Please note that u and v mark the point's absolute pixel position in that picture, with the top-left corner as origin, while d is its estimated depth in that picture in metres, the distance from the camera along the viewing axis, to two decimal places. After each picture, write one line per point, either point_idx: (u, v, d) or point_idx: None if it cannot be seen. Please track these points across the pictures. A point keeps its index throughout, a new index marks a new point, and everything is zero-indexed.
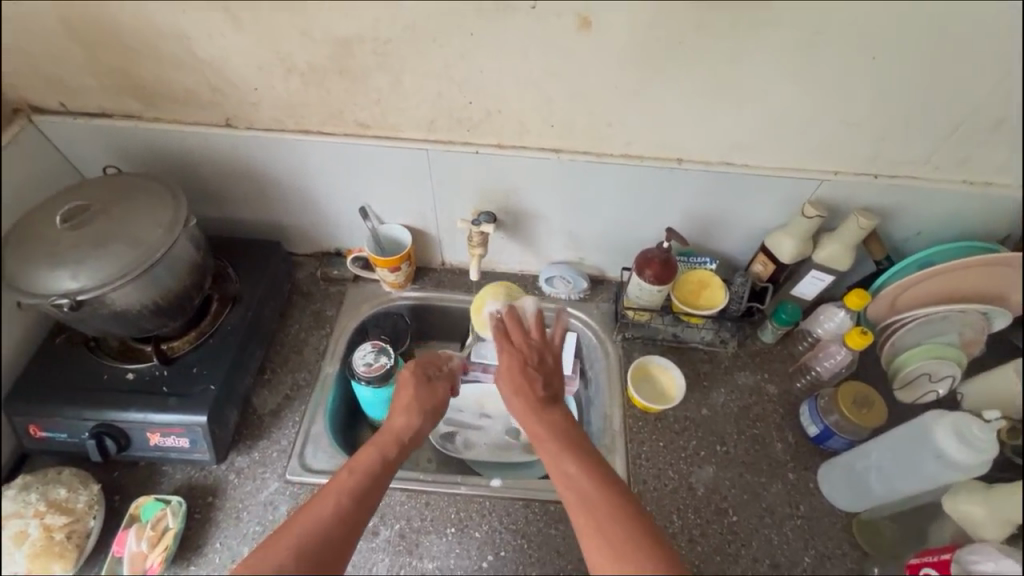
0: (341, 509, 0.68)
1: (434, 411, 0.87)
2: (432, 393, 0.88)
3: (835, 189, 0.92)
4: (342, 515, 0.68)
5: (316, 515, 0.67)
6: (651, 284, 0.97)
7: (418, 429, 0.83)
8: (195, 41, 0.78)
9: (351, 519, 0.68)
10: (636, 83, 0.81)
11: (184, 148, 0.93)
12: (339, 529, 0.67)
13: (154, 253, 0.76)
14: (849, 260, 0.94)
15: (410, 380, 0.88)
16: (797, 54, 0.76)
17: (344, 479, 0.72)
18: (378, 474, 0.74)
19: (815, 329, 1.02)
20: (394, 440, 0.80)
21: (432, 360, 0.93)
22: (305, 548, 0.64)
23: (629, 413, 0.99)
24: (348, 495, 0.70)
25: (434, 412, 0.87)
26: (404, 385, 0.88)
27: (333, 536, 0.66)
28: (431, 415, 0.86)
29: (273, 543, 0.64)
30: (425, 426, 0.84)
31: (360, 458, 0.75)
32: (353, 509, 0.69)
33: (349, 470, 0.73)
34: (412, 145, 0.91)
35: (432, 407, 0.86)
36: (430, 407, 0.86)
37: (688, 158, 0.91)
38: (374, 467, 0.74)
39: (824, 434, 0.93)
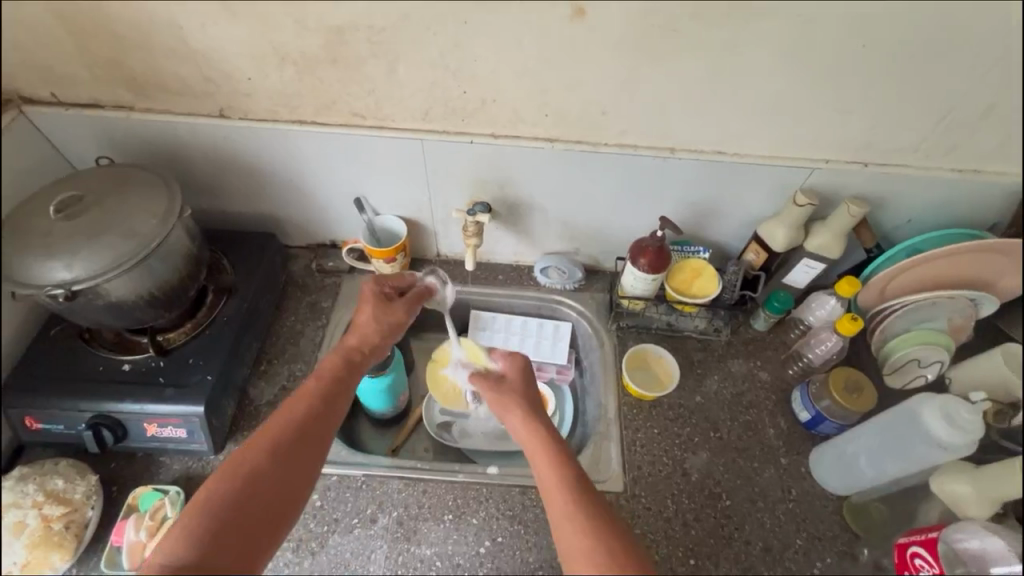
0: (287, 436, 0.69)
1: (394, 329, 0.88)
2: (390, 312, 0.88)
3: (827, 178, 0.93)
4: (309, 418, 0.72)
5: (284, 422, 0.71)
6: (645, 273, 0.98)
7: (380, 344, 0.86)
8: (187, 30, 0.78)
9: (316, 425, 0.72)
10: (630, 71, 0.81)
11: (177, 139, 0.93)
12: (308, 432, 0.71)
13: (149, 243, 0.76)
14: (841, 248, 0.95)
15: (372, 298, 0.88)
16: (789, 43, 0.76)
17: (306, 392, 0.75)
18: (323, 406, 0.74)
19: (807, 316, 1.04)
20: (357, 349, 0.83)
21: (391, 282, 0.94)
22: (278, 450, 0.68)
23: (624, 401, 1.00)
24: (314, 400, 0.74)
25: (395, 332, 0.88)
26: (364, 303, 0.89)
27: (304, 437, 0.70)
28: (389, 332, 0.87)
29: (245, 451, 0.68)
30: (383, 342, 0.87)
31: (321, 372, 0.79)
32: (320, 414, 0.73)
33: (315, 380, 0.77)
34: (407, 135, 0.91)
35: (392, 326, 0.88)
36: (387, 325, 0.87)
37: (682, 147, 0.91)
38: (335, 376, 0.79)
39: (816, 420, 0.94)
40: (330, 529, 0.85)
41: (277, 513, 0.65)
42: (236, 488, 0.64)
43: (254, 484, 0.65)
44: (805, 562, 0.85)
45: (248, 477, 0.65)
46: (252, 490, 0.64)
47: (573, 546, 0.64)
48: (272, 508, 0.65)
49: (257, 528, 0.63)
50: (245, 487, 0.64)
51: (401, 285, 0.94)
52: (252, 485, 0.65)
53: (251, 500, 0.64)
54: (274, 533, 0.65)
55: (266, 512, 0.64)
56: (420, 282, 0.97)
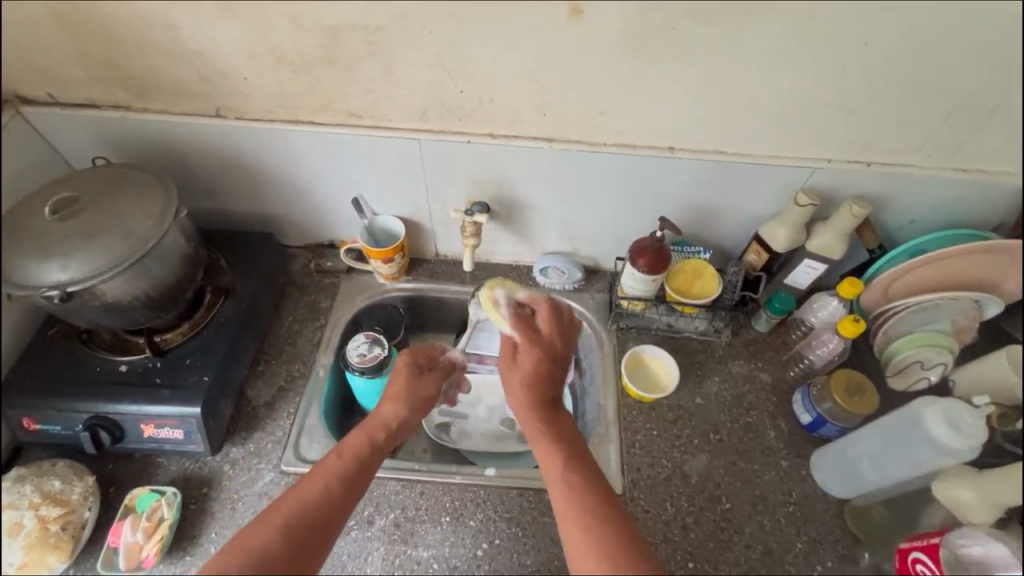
0: (309, 507, 0.68)
1: (424, 406, 0.87)
2: (420, 385, 0.88)
3: (830, 178, 0.91)
4: (330, 495, 0.70)
5: (301, 496, 0.68)
6: (644, 274, 0.96)
7: (409, 420, 0.84)
8: (183, 30, 0.77)
9: (334, 505, 0.69)
10: (629, 70, 0.79)
11: (174, 140, 0.92)
12: (324, 513, 0.68)
13: (145, 244, 0.76)
14: (842, 248, 0.93)
15: (405, 371, 0.88)
16: (794, 39, 0.75)
17: (326, 467, 0.72)
18: (352, 482, 0.72)
19: (808, 317, 1.02)
20: (385, 427, 0.81)
21: (424, 352, 0.93)
22: (291, 526, 0.66)
23: (623, 402, 1.00)
24: (337, 477, 0.72)
25: (425, 406, 0.87)
26: (395, 376, 0.88)
27: (322, 515, 0.68)
28: (421, 407, 0.86)
29: (257, 525, 0.65)
30: (413, 418, 0.85)
31: (345, 445, 0.76)
32: (340, 494, 0.71)
33: (337, 455, 0.74)
34: (404, 135, 0.89)
35: (420, 404, 0.86)
36: (420, 401, 0.86)
37: (683, 147, 0.90)
38: (363, 452, 0.76)
39: (817, 422, 0.93)
40: None
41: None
42: (244, 564, 0.61)
43: (262, 561, 0.62)
44: (805, 565, 0.85)
45: (258, 551, 0.63)
46: (260, 565, 0.62)
47: (579, 542, 0.65)
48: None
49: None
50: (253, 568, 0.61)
51: (433, 355, 0.94)
52: (260, 561, 0.62)
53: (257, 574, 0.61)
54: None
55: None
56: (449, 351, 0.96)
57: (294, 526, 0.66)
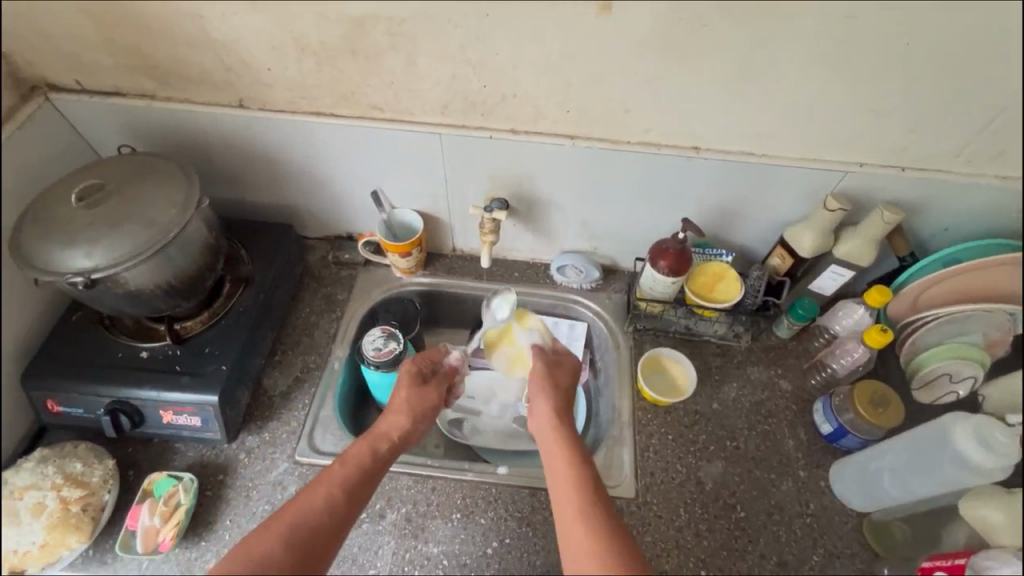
0: (311, 517, 0.68)
1: (428, 414, 0.86)
2: (423, 394, 0.87)
3: (861, 182, 0.88)
4: (332, 505, 0.70)
5: (304, 505, 0.69)
6: (665, 276, 0.95)
7: (411, 431, 0.83)
8: (207, 18, 0.76)
9: (337, 516, 0.70)
10: (657, 67, 0.77)
11: (197, 129, 0.93)
12: (327, 524, 0.68)
13: (167, 234, 0.76)
14: (871, 255, 0.90)
15: (407, 379, 0.88)
16: (831, 38, 0.72)
17: (330, 477, 0.73)
18: (353, 491, 0.73)
19: (833, 326, 1.00)
20: (386, 437, 0.80)
21: (428, 359, 0.93)
22: (293, 533, 0.66)
23: (639, 405, 0.99)
24: (339, 487, 0.72)
25: (429, 415, 0.87)
26: (398, 385, 0.88)
27: (323, 525, 0.68)
28: (425, 416, 0.86)
29: (261, 532, 0.66)
30: (415, 429, 0.84)
31: (348, 455, 0.76)
32: (343, 503, 0.71)
33: (340, 464, 0.75)
34: (425, 129, 0.89)
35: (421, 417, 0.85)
36: (421, 410, 0.85)
37: (708, 147, 0.88)
38: (364, 463, 0.76)
39: (838, 433, 0.91)
40: None
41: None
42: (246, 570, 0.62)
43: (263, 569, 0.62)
44: None
45: (262, 559, 0.63)
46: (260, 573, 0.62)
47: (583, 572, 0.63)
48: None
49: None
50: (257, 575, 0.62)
51: (436, 361, 0.93)
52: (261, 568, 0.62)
53: None
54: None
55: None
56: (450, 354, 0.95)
57: (298, 535, 0.66)
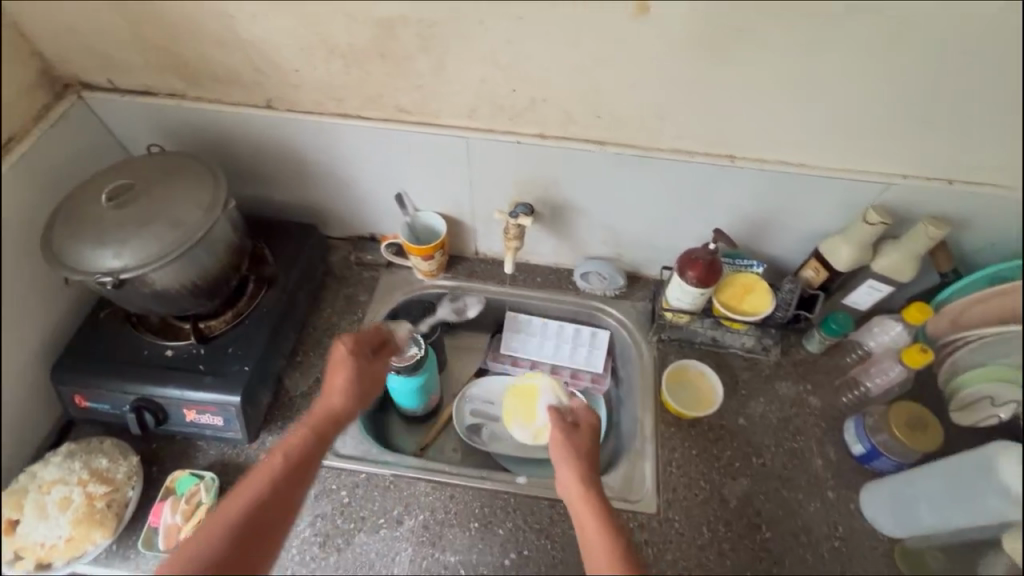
0: (239, 520, 0.67)
1: (371, 391, 0.84)
2: (365, 377, 0.83)
3: (904, 195, 0.85)
4: (264, 505, 0.69)
5: (233, 510, 0.68)
6: (693, 286, 0.92)
7: (348, 410, 0.82)
8: (238, 19, 0.76)
9: (268, 518, 0.69)
10: (693, 73, 0.75)
11: (225, 129, 0.93)
12: (255, 526, 0.68)
13: (193, 235, 0.76)
14: (913, 270, 0.86)
15: (346, 360, 0.82)
16: (879, 45, 0.69)
17: (249, 485, 0.71)
18: (286, 489, 0.72)
19: (867, 341, 0.97)
20: (323, 424, 0.79)
21: (372, 337, 0.87)
22: (221, 543, 0.66)
23: (662, 418, 0.97)
24: (268, 485, 0.71)
25: (371, 394, 0.84)
26: (337, 367, 0.82)
27: (252, 529, 0.68)
28: (365, 396, 0.83)
29: (190, 543, 0.66)
30: (354, 409, 0.82)
31: (269, 461, 0.73)
32: (275, 502, 0.70)
33: (272, 459, 0.73)
34: (452, 132, 0.87)
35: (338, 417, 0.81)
36: (359, 389, 0.82)
37: (743, 156, 0.85)
38: (298, 454, 0.74)
39: (871, 454, 0.88)
40: (356, 527, 0.85)
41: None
42: None
43: None
44: None
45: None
46: None
47: None
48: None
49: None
50: None
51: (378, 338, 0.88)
52: None
53: None
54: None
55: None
56: (393, 332, 0.92)
57: (224, 543, 0.66)
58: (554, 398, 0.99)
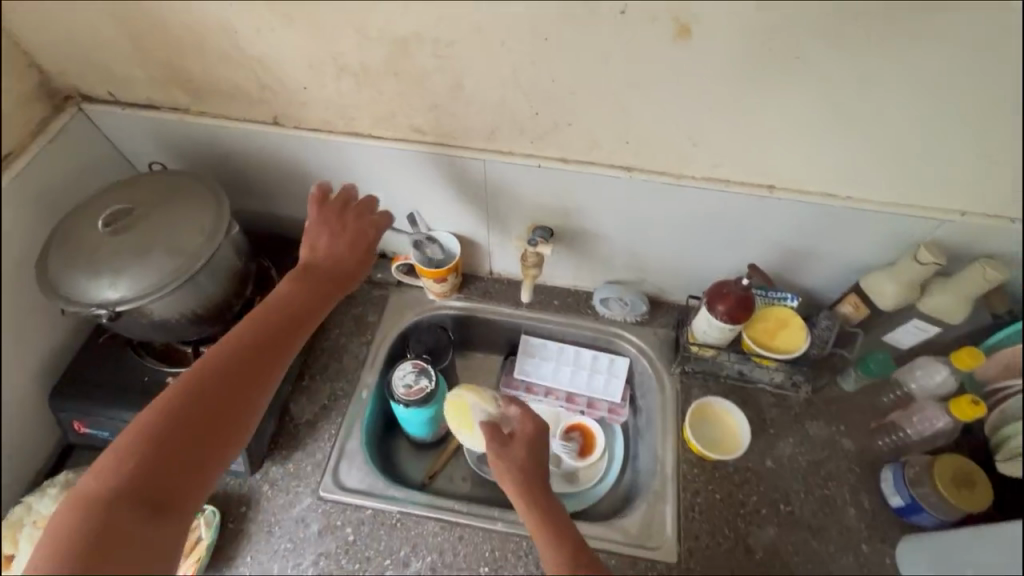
0: (216, 378, 0.64)
1: (353, 253, 0.82)
2: (339, 244, 0.81)
3: (961, 233, 0.77)
4: (231, 366, 0.66)
5: (195, 375, 0.64)
6: (722, 321, 0.86)
7: (332, 279, 0.80)
8: (242, 34, 0.71)
9: (236, 364, 0.66)
10: (734, 99, 0.68)
11: (231, 144, 0.88)
12: (226, 376, 0.65)
13: (192, 264, 0.72)
14: (965, 312, 0.79)
15: (319, 217, 0.82)
16: (948, 75, 0.61)
17: (208, 360, 0.66)
18: (262, 345, 0.70)
19: (908, 383, 0.88)
20: (295, 303, 0.75)
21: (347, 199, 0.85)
22: (193, 399, 0.62)
23: (684, 458, 0.91)
24: (242, 351, 0.68)
25: (353, 253, 0.82)
26: (316, 228, 0.82)
27: (220, 378, 0.65)
28: (350, 257, 0.82)
29: (154, 403, 0.61)
30: (339, 275, 0.80)
31: (226, 340, 0.69)
32: (246, 362, 0.67)
33: (237, 335, 0.70)
34: (469, 155, 0.82)
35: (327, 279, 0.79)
36: (338, 258, 0.81)
37: (783, 186, 0.78)
38: (272, 331, 0.71)
39: (911, 508, 0.82)
40: (361, 568, 0.82)
41: (196, 472, 0.59)
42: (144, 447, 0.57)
43: (160, 441, 0.58)
44: None
45: (166, 419, 0.60)
46: (162, 440, 0.58)
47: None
48: (186, 471, 0.58)
49: (168, 489, 0.57)
50: (156, 444, 0.58)
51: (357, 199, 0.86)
52: (164, 436, 0.58)
53: (173, 443, 0.59)
54: (188, 497, 0.58)
55: (184, 485, 0.58)
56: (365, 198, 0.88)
57: (187, 410, 0.61)
58: (485, 410, 0.88)
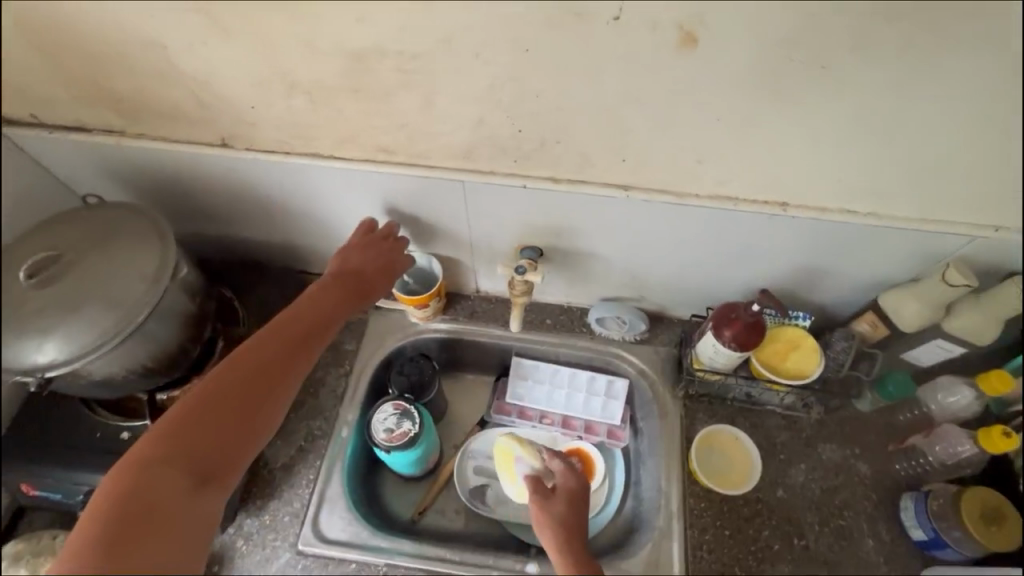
0: (248, 369, 0.66)
1: (383, 266, 0.79)
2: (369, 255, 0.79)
3: (995, 250, 0.70)
4: (266, 358, 0.68)
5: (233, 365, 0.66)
6: (729, 347, 0.79)
7: (361, 288, 0.78)
8: (172, 49, 0.61)
9: (270, 358, 0.68)
10: (745, 113, 0.59)
11: (178, 167, 0.78)
12: (258, 368, 0.67)
13: (135, 318, 0.63)
14: (993, 335, 0.72)
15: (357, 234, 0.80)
16: (992, 85, 0.53)
17: (246, 353, 0.68)
18: (292, 344, 0.71)
19: (929, 402, 0.82)
20: (325, 306, 0.76)
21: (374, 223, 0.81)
22: (229, 383, 0.65)
23: (690, 490, 0.85)
24: (275, 347, 0.69)
25: (385, 269, 0.80)
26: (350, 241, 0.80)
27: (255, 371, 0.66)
28: (380, 270, 0.79)
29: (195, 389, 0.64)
30: (367, 286, 0.79)
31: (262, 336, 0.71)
32: (278, 358, 0.69)
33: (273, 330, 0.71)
34: (445, 176, 0.72)
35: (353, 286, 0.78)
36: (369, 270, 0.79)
37: (798, 203, 0.70)
38: (302, 330, 0.73)
39: (934, 543, 0.77)
40: None
41: (232, 451, 0.62)
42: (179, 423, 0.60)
43: (194, 419, 0.61)
44: None
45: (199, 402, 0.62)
46: (194, 420, 0.61)
47: None
48: (223, 450, 0.61)
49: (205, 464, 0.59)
50: (190, 422, 0.60)
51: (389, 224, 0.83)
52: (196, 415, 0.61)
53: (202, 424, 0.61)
54: (219, 479, 0.60)
55: (222, 460, 0.61)
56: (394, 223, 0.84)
57: (226, 393, 0.64)
58: (530, 465, 0.85)
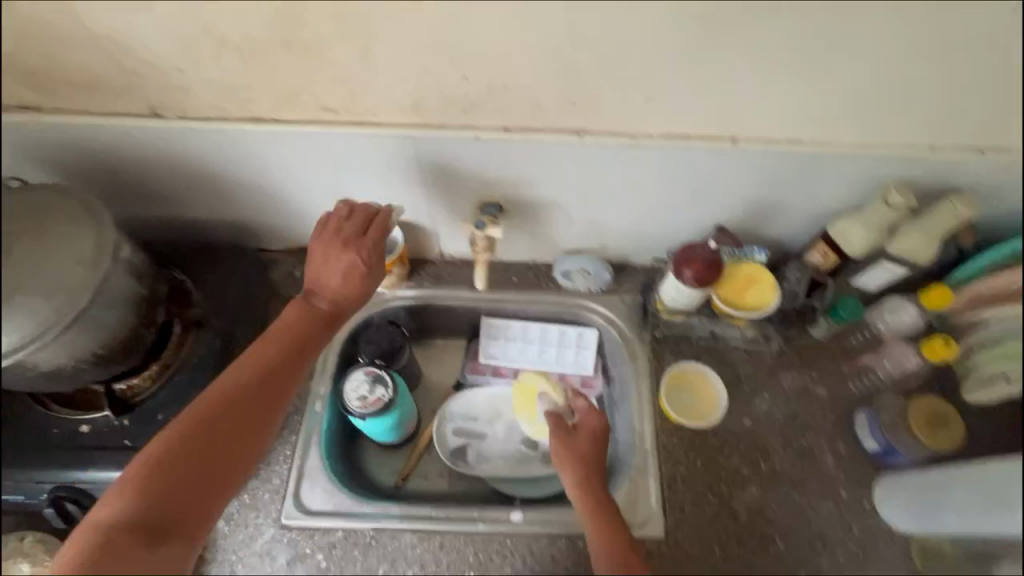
0: (232, 392, 0.67)
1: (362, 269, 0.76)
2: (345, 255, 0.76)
3: (931, 171, 0.73)
4: (250, 384, 0.68)
5: (221, 386, 0.67)
6: (691, 286, 0.82)
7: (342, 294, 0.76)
8: (84, 9, 0.57)
9: (253, 384, 0.68)
10: (685, 45, 0.60)
11: (108, 144, 0.73)
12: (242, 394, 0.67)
13: (79, 301, 0.59)
14: (932, 253, 0.75)
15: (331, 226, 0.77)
16: None
17: (234, 372, 0.69)
18: (276, 366, 0.70)
19: (877, 323, 0.87)
20: (310, 317, 0.75)
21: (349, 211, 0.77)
22: (213, 405, 0.65)
23: (662, 428, 0.88)
24: (261, 371, 0.69)
25: (360, 275, 0.76)
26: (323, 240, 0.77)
27: (236, 398, 0.67)
28: (361, 271, 0.76)
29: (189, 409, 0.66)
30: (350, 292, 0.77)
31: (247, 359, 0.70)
32: (261, 381, 0.69)
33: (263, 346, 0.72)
34: (395, 133, 0.70)
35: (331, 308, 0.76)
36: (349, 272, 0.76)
37: (747, 137, 0.71)
38: (285, 351, 0.72)
39: (886, 452, 0.82)
40: None
41: (218, 484, 0.64)
42: (168, 448, 0.62)
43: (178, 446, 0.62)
44: None
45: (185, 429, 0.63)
46: (177, 449, 0.62)
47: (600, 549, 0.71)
48: (208, 485, 0.63)
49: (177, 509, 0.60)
50: (174, 449, 0.62)
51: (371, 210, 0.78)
52: (180, 443, 0.63)
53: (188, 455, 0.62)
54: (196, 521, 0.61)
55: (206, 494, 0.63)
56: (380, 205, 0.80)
57: (212, 424, 0.64)
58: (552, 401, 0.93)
